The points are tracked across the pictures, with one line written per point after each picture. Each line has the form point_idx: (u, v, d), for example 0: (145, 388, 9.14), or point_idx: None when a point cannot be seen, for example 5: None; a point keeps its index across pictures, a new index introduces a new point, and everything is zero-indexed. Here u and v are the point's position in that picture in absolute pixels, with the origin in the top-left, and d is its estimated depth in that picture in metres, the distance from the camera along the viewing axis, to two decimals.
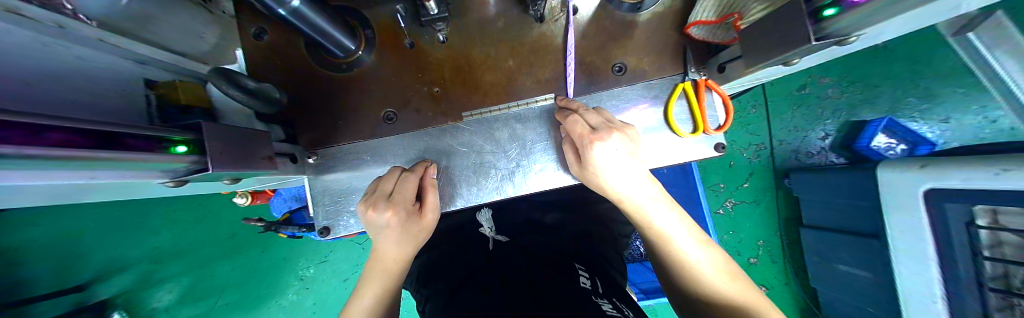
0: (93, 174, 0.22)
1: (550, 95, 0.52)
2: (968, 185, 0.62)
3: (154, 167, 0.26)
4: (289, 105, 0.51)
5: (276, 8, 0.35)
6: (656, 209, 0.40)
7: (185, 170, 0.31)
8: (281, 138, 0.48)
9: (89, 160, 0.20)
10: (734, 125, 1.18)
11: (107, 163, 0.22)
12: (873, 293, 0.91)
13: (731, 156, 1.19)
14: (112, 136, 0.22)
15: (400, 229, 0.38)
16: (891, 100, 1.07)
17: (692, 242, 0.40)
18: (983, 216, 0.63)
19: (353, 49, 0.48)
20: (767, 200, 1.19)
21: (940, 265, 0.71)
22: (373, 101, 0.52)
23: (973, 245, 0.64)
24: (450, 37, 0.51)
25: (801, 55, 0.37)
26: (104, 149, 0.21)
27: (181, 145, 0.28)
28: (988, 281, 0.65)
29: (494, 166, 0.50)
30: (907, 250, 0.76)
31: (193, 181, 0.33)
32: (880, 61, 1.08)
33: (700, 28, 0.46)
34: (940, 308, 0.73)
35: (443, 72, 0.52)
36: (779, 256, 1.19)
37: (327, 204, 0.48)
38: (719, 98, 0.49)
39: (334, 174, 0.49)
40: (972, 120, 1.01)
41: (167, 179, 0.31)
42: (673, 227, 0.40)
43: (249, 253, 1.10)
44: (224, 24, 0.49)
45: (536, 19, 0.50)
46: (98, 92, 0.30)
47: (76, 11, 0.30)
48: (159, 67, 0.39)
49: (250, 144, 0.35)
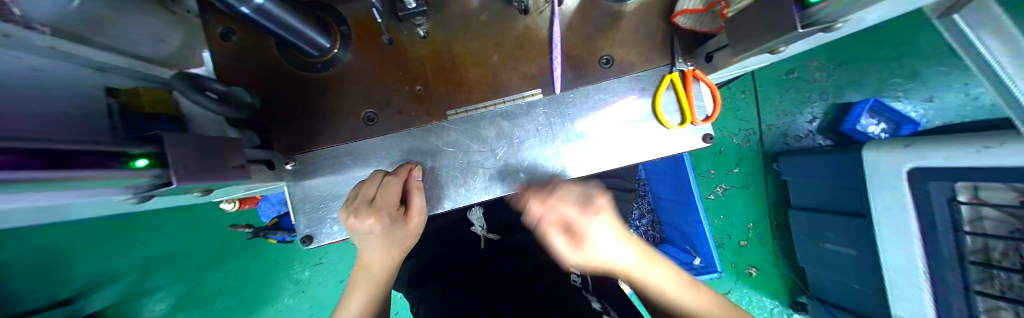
0: (47, 196, 0.21)
1: (537, 90, 0.51)
2: (949, 163, 0.63)
3: (116, 184, 0.25)
4: (266, 110, 0.49)
5: (237, 6, 0.33)
6: (644, 267, 0.39)
7: (150, 185, 0.29)
8: (255, 145, 0.46)
9: (44, 183, 0.18)
10: (725, 112, 1.18)
11: (64, 183, 0.20)
12: (857, 270, 0.95)
13: (722, 143, 1.20)
14: (66, 155, 0.20)
15: (384, 235, 0.38)
16: (877, 82, 1.08)
17: (691, 294, 0.37)
18: (965, 192, 0.65)
19: (328, 47, 0.45)
20: (756, 184, 1.21)
21: (922, 242, 0.73)
22: (353, 103, 0.50)
23: (954, 221, 0.66)
24: (431, 32, 0.49)
25: (788, 42, 0.36)
26: (62, 169, 0.19)
27: (141, 159, 0.26)
28: (970, 255, 0.66)
29: (482, 166, 0.49)
30: (890, 228, 0.78)
31: (160, 195, 0.31)
32: (866, 42, 1.09)
33: (687, 17, 0.45)
34: (923, 283, 0.74)
35: (425, 70, 0.50)
36: (768, 238, 1.23)
37: (309, 211, 0.47)
38: (708, 90, 0.48)
39: (314, 180, 0.47)
40: (956, 98, 1.02)
41: (130, 196, 0.29)
42: (666, 283, 0.38)
43: (243, 257, 1.09)
44: (187, 25, 0.46)
45: (520, 11, 0.48)
46: (48, 98, 0.27)
47: (25, 19, 0.26)
48: (120, 72, 0.37)
49: (218, 154, 0.34)
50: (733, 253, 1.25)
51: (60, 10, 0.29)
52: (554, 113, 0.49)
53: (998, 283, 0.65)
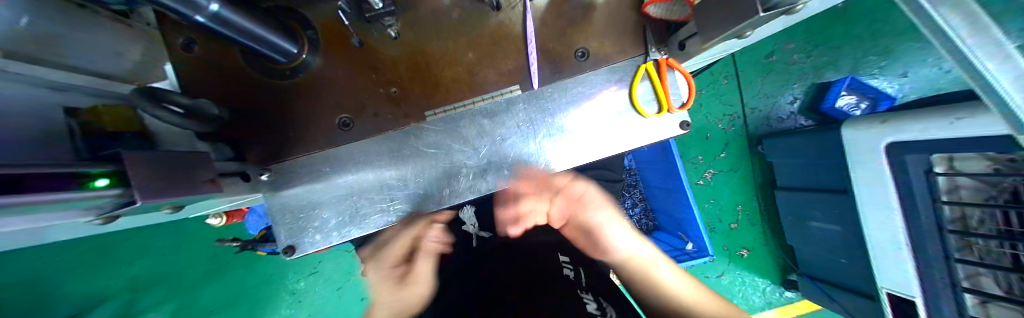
0: (4, 223, 0.20)
1: (514, 86, 0.51)
2: (923, 137, 0.65)
3: (77, 205, 0.24)
4: (235, 120, 0.48)
5: (191, 15, 0.31)
6: (634, 245, 0.52)
7: (114, 204, 0.28)
8: (227, 158, 0.45)
9: (2, 210, 0.18)
10: (709, 98, 1.20)
11: (21, 208, 0.20)
12: (839, 245, 0.98)
13: (708, 129, 1.22)
14: (24, 178, 0.20)
15: (398, 288, 0.50)
16: (853, 61, 1.11)
17: (662, 263, 0.52)
18: (941, 164, 0.66)
19: (295, 53, 0.44)
20: (743, 167, 1.24)
21: (900, 213, 0.75)
22: (329, 108, 0.49)
23: (930, 192, 0.68)
24: (402, 33, 0.48)
25: (754, 27, 0.37)
26: (19, 194, 0.19)
27: (100, 178, 0.26)
28: (947, 225, 0.68)
29: (464, 166, 0.49)
30: (870, 203, 0.81)
31: (126, 215, 0.30)
32: (842, 22, 1.11)
33: (657, 6, 0.45)
34: (904, 253, 0.77)
35: (399, 71, 0.49)
36: (757, 219, 1.26)
37: (289, 222, 0.46)
38: (683, 78, 0.49)
39: (292, 189, 0.47)
40: (928, 72, 1.06)
41: (94, 217, 0.28)
42: (645, 254, 0.52)
43: (236, 272, 1.08)
44: (148, 37, 0.44)
45: (491, 7, 0.48)
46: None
47: None
48: (79, 91, 0.35)
49: (185, 168, 0.33)
50: (724, 236, 1.28)
51: (7, 29, 0.28)
52: (534, 109, 0.50)
53: (977, 250, 0.67)
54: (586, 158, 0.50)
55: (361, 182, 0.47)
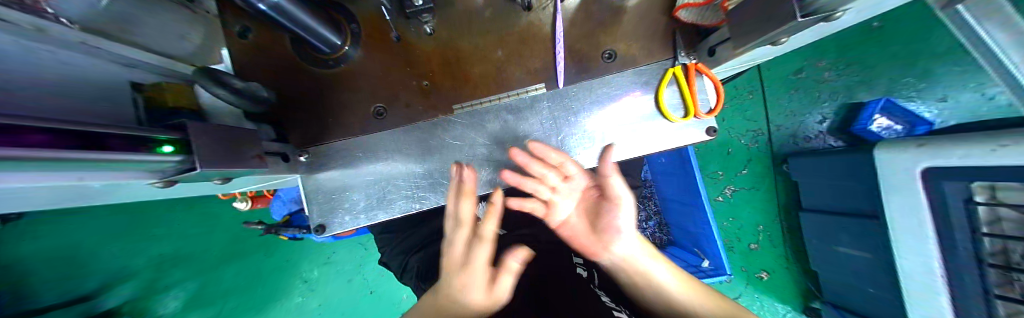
0: (85, 177, 0.22)
1: (541, 85, 0.52)
2: (963, 162, 0.62)
3: (144, 168, 0.26)
4: (278, 105, 0.51)
5: (254, 3, 0.34)
6: (653, 266, 0.39)
7: (174, 170, 0.31)
8: (272, 138, 0.48)
9: (78, 163, 0.19)
10: (731, 111, 1.18)
11: (95, 164, 0.21)
12: (871, 273, 0.92)
13: (729, 143, 1.19)
14: (95, 135, 0.21)
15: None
16: (887, 82, 1.07)
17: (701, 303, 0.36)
18: (982, 193, 0.63)
19: (339, 44, 0.47)
20: (766, 185, 1.19)
21: (938, 240, 0.71)
22: (364, 97, 0.52)
23: (970, 220, 0.64)
24: (437, 29, 0.51)
25: (789, 34, 0.36)
26: (94, 151, 0.20)
27: (166, 145, 0.28)
28: (987, 258, 0.64)
29: (488, 160, 0.50)
30: (905, 229, 0.76)
31: (182, 181, 0.33)
32: (875, 42, 1.07)
33: (689, 12, 0.45)
34: (940, 286, 0.73)
35: (432, 66, 0.51)
36: (780, 241, 1.20)
37: (322, 202, 0.48)
38: (712, 85, 0.49)
39: (327, 172, 0.49)
40: (970, 98, 1.00)
41: (156, 180, 0.31)
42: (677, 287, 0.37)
43: (257, 256, 1.13)
44: (208, 22, 0.48)
45: (524, 8, 0.49)
46: (85, 95, 0.29)
47: (58, 15, 0.27)
48: (149, 69, 0.39)
49: (239, 145, 0.36)
50: (743, 256, 1.23)
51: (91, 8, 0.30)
52: (559, 107, 0.50)
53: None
54: (610, 159, 0.50)
55: (393, 170, 0.49)
